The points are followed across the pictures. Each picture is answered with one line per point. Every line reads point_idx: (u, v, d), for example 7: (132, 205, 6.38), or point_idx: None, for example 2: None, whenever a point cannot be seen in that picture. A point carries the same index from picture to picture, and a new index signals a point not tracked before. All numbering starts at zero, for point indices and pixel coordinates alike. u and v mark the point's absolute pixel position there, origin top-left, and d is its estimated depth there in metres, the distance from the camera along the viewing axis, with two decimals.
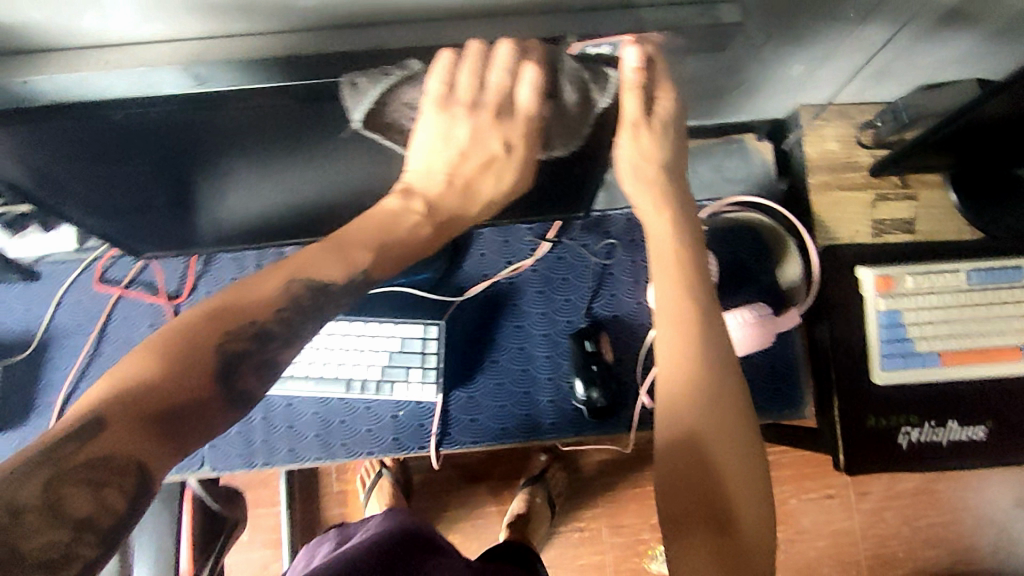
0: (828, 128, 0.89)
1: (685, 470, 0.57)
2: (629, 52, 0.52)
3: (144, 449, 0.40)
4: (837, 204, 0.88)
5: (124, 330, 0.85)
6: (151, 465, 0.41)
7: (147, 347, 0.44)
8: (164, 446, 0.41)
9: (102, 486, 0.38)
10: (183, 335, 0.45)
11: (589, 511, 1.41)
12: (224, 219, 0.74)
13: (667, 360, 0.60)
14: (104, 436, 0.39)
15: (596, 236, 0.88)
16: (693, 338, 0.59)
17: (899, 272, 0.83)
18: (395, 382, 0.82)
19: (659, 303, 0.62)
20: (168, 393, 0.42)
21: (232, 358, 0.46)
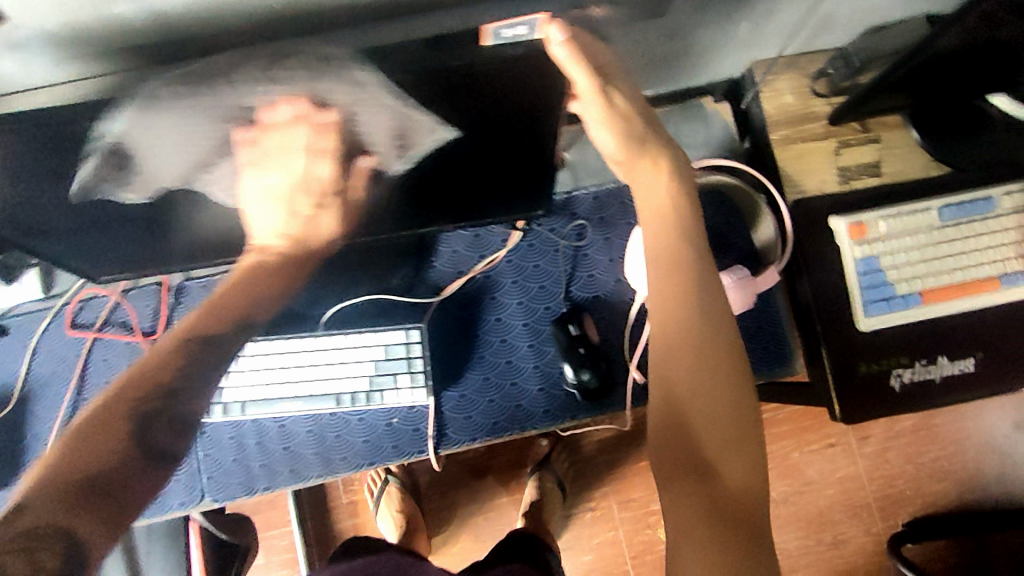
0: (780, 82, 0.89)
1: (671, 423, 0.59)
2: (556, 31, 0.42)
3: (63, 518, 0.40)
4: (802, 156, 0.88)
5: (103, 373, 0.84)
6: (81, 533, 0.41)
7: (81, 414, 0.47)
8: (98, 526, 0.42)
9: (31, 552, 0.39)
10: (117, 437, 0.45)
11: (598, 489, 1.42)
12: (199, 240, 0.75)
13: (657, 318, 0.61)
14: (21, 515, 0.40)
15: (566, 219, 0.88)
16: (680, 295, 0.60)
17: (871, 217, 0.83)
18: (384, 389, 0.82)
19: (649, 254, 0.63)
20: (94, 454, 0.44)
21: (148, 416, 0.48)
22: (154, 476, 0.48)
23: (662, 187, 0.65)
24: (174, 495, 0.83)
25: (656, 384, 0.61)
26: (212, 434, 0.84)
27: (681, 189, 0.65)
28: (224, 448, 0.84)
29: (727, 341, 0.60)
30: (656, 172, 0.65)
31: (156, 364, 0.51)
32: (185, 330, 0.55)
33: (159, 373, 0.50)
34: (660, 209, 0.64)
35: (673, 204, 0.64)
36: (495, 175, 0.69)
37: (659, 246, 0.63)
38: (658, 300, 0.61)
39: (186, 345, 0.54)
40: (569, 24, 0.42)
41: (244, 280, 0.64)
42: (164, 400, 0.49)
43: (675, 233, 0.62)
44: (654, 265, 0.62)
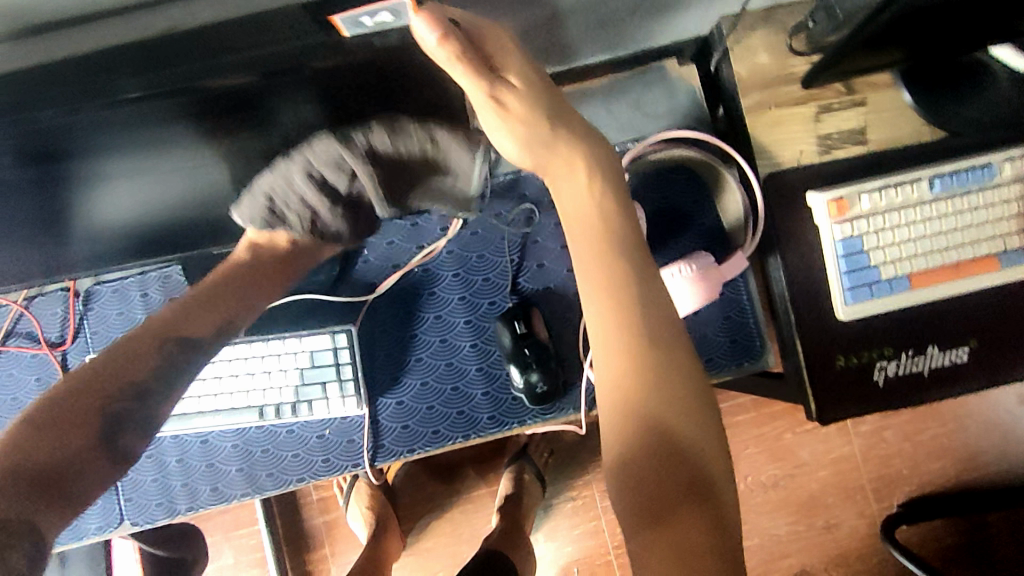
0: (754, 39, 0.77)
1: (634, 449, 0.52)
2: (420, 22, 0.45)
3: (22, 518, 0.45)
4: (776, 125, 0.78)
5: (10, 388, 0.77)
6: (41, 529, 0.46)
7: (32, 412, 0.51)
8: (42, 518, 0.46)
9: None
10: (66, 439, 0.50)
11: (581, 477, 1.35)
12: (98, 225, 0.65)
13: (605, 340, 0.55)
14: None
15: (512, 202, 0.78)
16: (624, 308, 0.54)
17: (852, 193, 0.73)
18: (312, 400, 0.74)
19: (586, 274, 0.56)
20: (48, 452, 0.49)
21: (119, 411, 0.54)
22: (107, 471, 0.52)
23: (587, 194, 0.56)
24: (91, 520, 0.76)
25: (611, 408, 0.54)
26: None
27: (604, 187, 0.56)
28: (142, 467, 0.77)
29: (680, 351, 0.55)
30: (573, 173, 0.56)
31: (120, 360, 0.56)
32: (129, 336, 0.58)
33: (133, 359, 0.57)
34: (588, 220, 0.56)
35: (598, 210, 0.56)
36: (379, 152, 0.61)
37: (598, 266, 0.55)
38: (597, 322, 0.55)
39: (164, 339, 0.59)
40: (434, 15, 0.46)
41: (226, 283, 0.67)
42: (120, 396, 0.54)
43: (606, 245, 0.56)
44: (595, 283, 0.55)
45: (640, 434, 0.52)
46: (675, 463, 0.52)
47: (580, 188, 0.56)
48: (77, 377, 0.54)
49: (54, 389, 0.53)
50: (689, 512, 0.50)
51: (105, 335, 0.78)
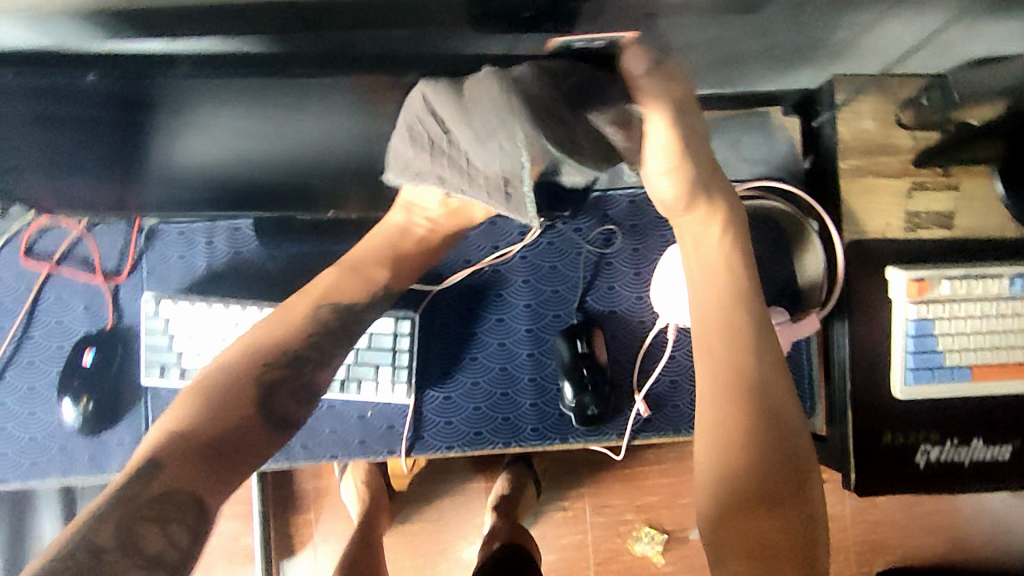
0: (864, 103, 0.77)
1: (733, 456, 0.54)
2: (632, 56, 0.49)
3: (195, 488, 0.46)
4: (867, 194, 0.78)
5: (57, 311, 0.76)
6: (206, 499, 0.47)
7: (196, 396, 0.53)
8: (207, 484, 0.47)
9: (165, 524, 0.44)
10: (225, 423, 0.52)
11: (574, 489, 1.30)
12: (186, 168, 0.63)
13: (713, 361, 0.58)
14: (161, 476, 0.46)
15: (595, 221, 0.78)
16: (733, 340, 0.58)
17: (934, 275, 0.73)
18: (362, 381, 0.73)
19: (706, 303, 0.61)
20: (217, 426, 0.51)
21: (269, 391, 0.55)
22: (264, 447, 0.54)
23: (721, 243, 0.63)
24: (114, 458, 0.75)
25: (709, 424, 0.57)
26: (165, 398, 0.75)
27: (737, 243, 0.63)
28: None
29: (780, 382, 0.58)
30: (710, 223, 0.63)
31: (277, 352, 0.58)
32: (283, 332, 0.60)
33: (283, 346, 0.59)
34: (717, 268, 0.62)
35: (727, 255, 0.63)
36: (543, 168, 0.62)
37: (713, 301, 0.61)
38: (702, 351, 0.59)
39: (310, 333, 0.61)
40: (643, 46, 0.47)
41: (381, 251, 0.68)
42: (272, 387, 0.56)
43: (732, 287, 0.61)
44: (707, 312, 0.61)
45: (736, 444, 0.54)
46: (771, 475, 0.53)
47: (715, 236, 0.63)
48: (236, 367, 0.56)
49: (216, 375, 0.55)
50: (773, 519, 0.52)
51: (163, 275, 0.77)
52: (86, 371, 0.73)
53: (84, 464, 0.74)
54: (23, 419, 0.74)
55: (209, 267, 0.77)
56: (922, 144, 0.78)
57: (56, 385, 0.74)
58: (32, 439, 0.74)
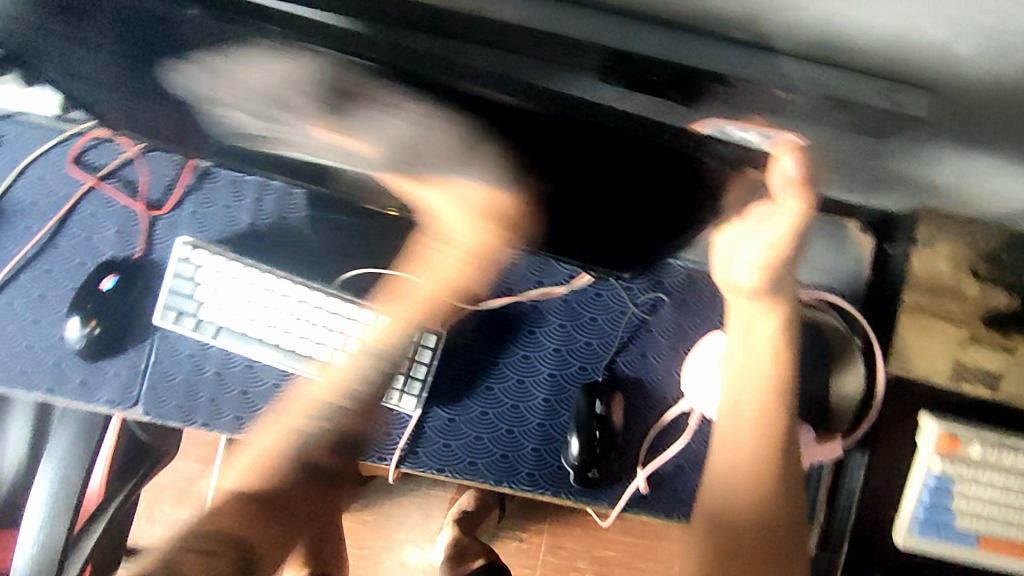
0: (944, 244, 0.75)
1: (722, 559, 0.56)
2: (788, 158, 0.42)
3: (241, 534, 0.67)
4: (923, 334, 0.76)
5: (87, 227, 0.74)
6: (253, 546, 0.68)
7: (260, 462, 0.72)
8: (258, 524, 0.69)
9: (209, 556, 0.63)
10: (268, 489, 0.71)
11: (535, 523, 1.26)
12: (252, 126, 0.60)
13: (731, 458, 0.57)
14: (217, 527, 0.67)
15: (646, 285, 0.77)
16: (769, 430, 0.56)
17: (968, 435, 0.71)
18: (373, 382, 0.72)
19: (743, 390, 0.57)
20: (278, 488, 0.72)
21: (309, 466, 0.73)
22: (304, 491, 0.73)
23: (777, 334, 0.57)
24: (104, 389, 0.72)
25: (707, 525, 0.58)
26: (174, 341, 0.73)
27: (791, 329, 0.58)
28: (179, 362, 0.73)
29: (797, 481, 0.57)
30: (769, 313, 0.57)
31: (330, 406, 0.71)
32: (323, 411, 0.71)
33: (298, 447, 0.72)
34: (767, 358, 0.57)
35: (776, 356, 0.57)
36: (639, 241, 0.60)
37: (752, 393, 0.57)
38: (732, 431, 0.57)
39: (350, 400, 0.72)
40: (807, 160, 0.42)
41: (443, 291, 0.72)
42: (326, 446, 0.72)
43: (776, 380, 0.57)
44: (738, 406, 0.57)
45: (726, 547, 0.56)
46: None
47: (771, 328, 0.57)
48: (286, 438, 0.71)
49: (283, 435, 0.71)
50: None
51: (204, 220, 0.74)
52: (101, 296, 0.70)
53: (74, 387, 0.71)
54: (25, 324, 0.72)
55: (251, 225, 0.75)
56: (990, 298, 0.75)
57: (69, 300, 0.72)
58: (28, 348, 0.71)
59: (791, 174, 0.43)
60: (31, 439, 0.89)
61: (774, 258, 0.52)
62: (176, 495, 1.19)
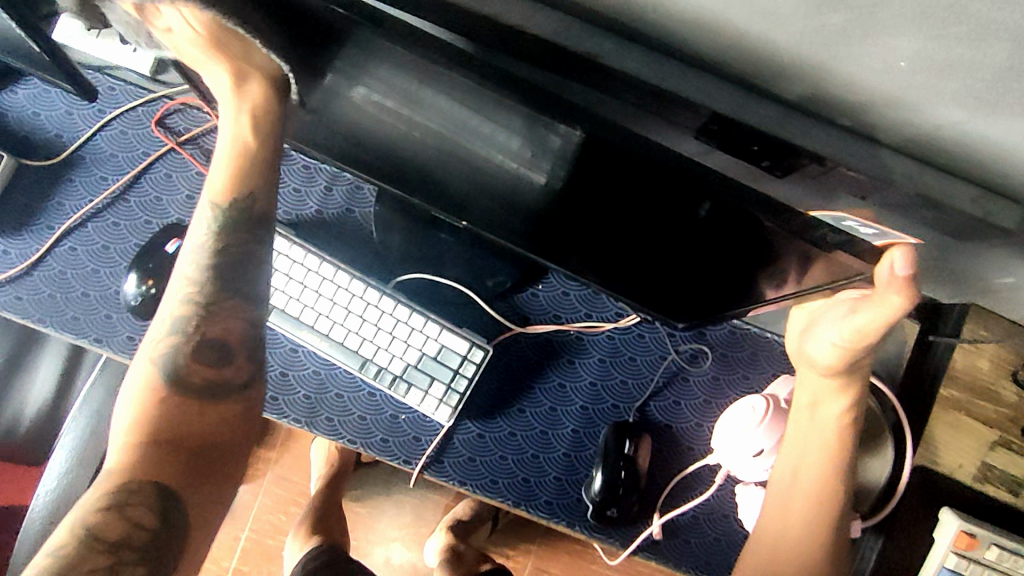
0: (989, 344, 0.76)
1: None
2: (898, 257, 0.46)
3: (162, 477, 0.52)
4: (955, 428, 0.76)
5: (161, 187, 0.75)
6: (172, 485, 0.52)
7: (147, 390, 0.54)
8: (185, 472, 0.53)
9: (126, 507, 0.50)
10: (170, 423, 0.53)
11: (524, 544, 1.23)
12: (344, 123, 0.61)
13: (783, 519, 0.66)
14: (126, 478, 0.51)
15: (691, 336, 0.77)
16: (823, 503, 0.66)
17: (987, 537, 0.72)
18: (412, 385, 0.73)
19: (806, 465, 0.67)
20: (147, 474, 0.51)
21: (202, 383, 0.54)
22: (224, 419, 0.55)
23: (842, 417, 0.66)
24: None
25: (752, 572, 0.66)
26: None
27: (856, 419, 0.66)
28: None
29: (839, 554, 0.67)
30: (839, 396, 0.65)
31: (183, 317, 0.55)
32: (175, 320, 0.55)
33: (197, 325, 0.55)
34: (829, 440, 0.66)
35: (253, 100, 0.55)
36: (719, 236, 0.50)
37: (813, 469, 0.66)
38: (787, 498, 0.67)
39: (202, 299, 0.55)
40: (915, 257, 0.46)
41: (246, 162, 0.56)
42: (188, 354, 0.55)
43: (838, 463, 0.66)
44: (796, 476, 0.67)
45: None
46: None
47: (838, 412, 0.66)
48: (162, 354, 0.55)
49: (152, 360, 0.55)
50: None
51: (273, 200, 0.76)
52: (164, 258, 0.71)
53: (121, 342, 0.71)
54: (85, 272, 0.73)
55: (318, 212, 0.76)
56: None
57: (132, 256, 0.73)
58: (83, 295, 0.72)
59: (899, 272, 0.48)
60: (57, 378, 0.90)
61: (856, 343, 0.59)
62: None
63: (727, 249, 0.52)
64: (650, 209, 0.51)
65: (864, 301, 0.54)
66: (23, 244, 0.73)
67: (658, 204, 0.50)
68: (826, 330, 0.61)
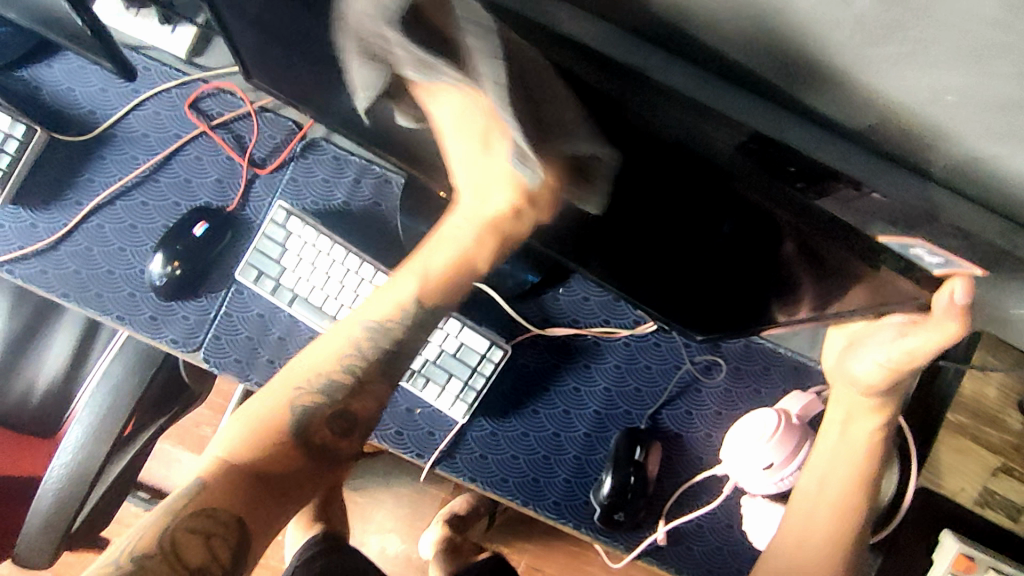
0: (997, 372, 0.78)
1: None
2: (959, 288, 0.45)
3: (244, 510, 0.51)
4: (960, 453, 0.77)
5: (190, 170, 0.76)
6: (248, 519, 0.51)
7: (260, 423, 0.54)
8: (264, 507, 0.52)
9: (207, 534, 0.49)
10: (272, 461, 0.53)
11: (519, 542, 1.24)
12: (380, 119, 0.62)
13: (805, 529, 0.65)
14: (203, 495, 0.50)
15: (706, 348, 0.78)
16: (848, 516, 0.65)
17: (985, 561, 0.73)
18: (429, 380, 0.74)
19: (832, 477, 0.66)
20: (238, 506, 0.51)
21: (316, 425, 0.55)
22: (314, 473, 0.55)
23: (873, 434, 0.66)
24: (170, 328, 0.72)
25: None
26: (246, 298, 0.74)
27: (885, 439, 0.66)
28: (247, 320, 0.74)
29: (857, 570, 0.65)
30: (872, 415, 0.65)
31: (330, 376, 0.56)
32: (327, 379, 0.56)
33: (320, 382, 0.56)
34: (857, 456, 0.66)
35: (496, 220, 0.53)
36: (742, 254, 0.51)
37: (838, 482, 0.66)
38: (810, 508, 0.66)
39: (354, 368, 0.56)
40: (975, 290, 0.46)
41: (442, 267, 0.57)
42: (316, 410, 0.55)
43: (864, 480, 0.65)
44: (822, 487, 0.66)
45: None
46: None
47: (868, 430, 0.66)
48: (295, 400, 0.55)
49: (278, 399, 0.55)
50: None
51: (302, 189, 0.76)
52: (191, 240, 0.72)
53: (143, 321, 0.72)
54: (112, 249, 0.73)
55: (344, 204, 0.77)
56: None
57: (159, 236, 0.73)
58: (108, 272, 0.73)
59: (957, 300, 0.47)
60: (68, 351, 0.90)
61: (903, 365, 0.59)
62: (179, 436, 1.20)
63: (750, 268, 0.53)
64: (680, 225, 0.52)
65: (913, 327, 0.55)
66: (50, 218, 0.73)
67: (687, 221, 0.50)
68: (869, 351, 0.61)
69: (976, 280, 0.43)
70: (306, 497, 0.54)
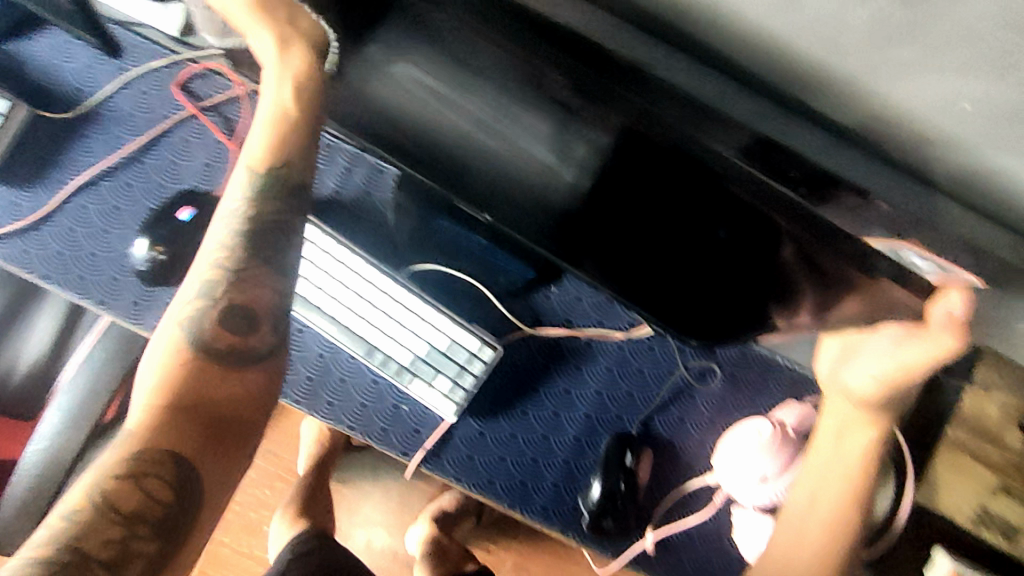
0: (998, 390, 0.76)
1: None
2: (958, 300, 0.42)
3: (187, 447, 0.45)
4: (958, 470, 0.75)
5: (177, 152, 0.73)
6: (192, 458, 0.45)
7: (169, 356, 0.47)
8: (209, 448, 0.46)
9: (140, 476, 0.43)
10: (192, 388, 0.47)
11: (506, 540, 1.22)
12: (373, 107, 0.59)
13: (796, 546, 0.63)
14: (140, 437, 0.44)
15: (701, 354, 0.76)
16: (840, 532, 0.62)
17: None
18: (416, 377, 0.71)
19: (826, 491, 0.63)
20: (174, 442, 0.45)
21: (234, 344, 0.49)
22: (259, 399, 0.49)
23: (869, 447, 0.63)
24: (153, 315, 0.69)
25: None
26: None
27: (881, 455, 0.63)
28: None
29: None
30: (868, 427, 0.62)
31: (210, 281, 0.49)
32: (204, 283, 0.49)
33: (228, 293, 0.49)
34: (853, 471, 0.63)
35: (301, 70, 0.48)
36: (737, 259, 0.49)
37: (831, 497, 0.63)
38: (801, 523, 0.63)
39: (233, 269, 0.49)
40: (975, 303, 0.42)
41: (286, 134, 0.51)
42: (212, 319, 0.48)
43: (859, 495, 0.62)
44: (814, 502, 0.63)
45: None
46: None
47: (864, 442, 0.63)
48: (188, 326, 0.48)
49: (176, 326, 0.49)
50: None
51: None
52: (176, 224, 0.70)
53: (125, 305, 0.70)
54: (94, 231, 0.71)
55: (336, 194, 0.76)
56: None
57: (143, 219, 0.71)
58: (89, 254, 0.70)
59: (956, 313, 0.44)
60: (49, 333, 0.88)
61: (898, 376, 0.56)
62: None
63: (748, 274, 0.51)
64: (675, 228, 0.50)
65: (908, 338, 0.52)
66: (32, 197, 0.71)
67: (683, 223, 0.48)
68: (863, 363, 0.59)
69: (974, 294, 0.40)
70: (257, 431, 0.49)
